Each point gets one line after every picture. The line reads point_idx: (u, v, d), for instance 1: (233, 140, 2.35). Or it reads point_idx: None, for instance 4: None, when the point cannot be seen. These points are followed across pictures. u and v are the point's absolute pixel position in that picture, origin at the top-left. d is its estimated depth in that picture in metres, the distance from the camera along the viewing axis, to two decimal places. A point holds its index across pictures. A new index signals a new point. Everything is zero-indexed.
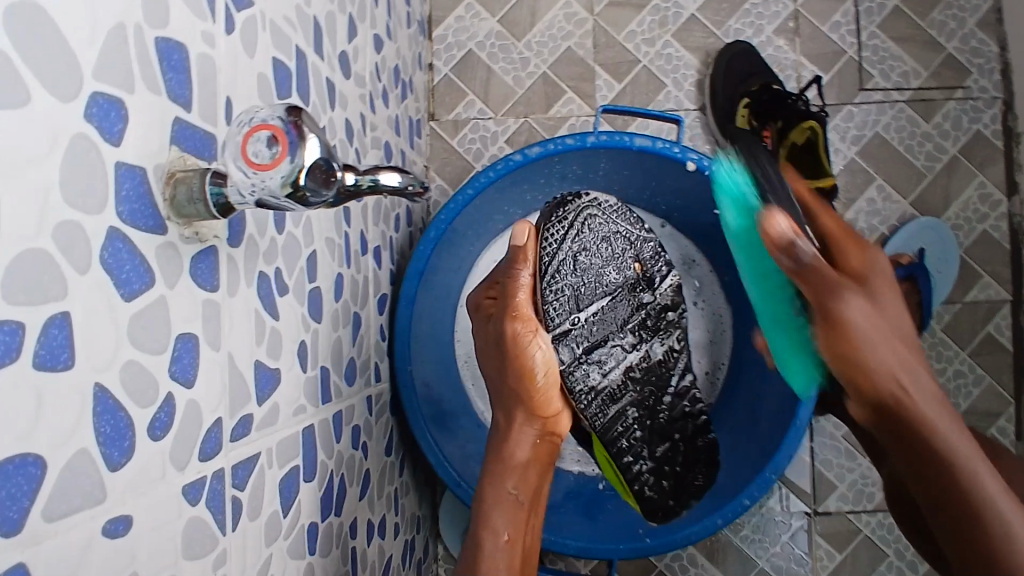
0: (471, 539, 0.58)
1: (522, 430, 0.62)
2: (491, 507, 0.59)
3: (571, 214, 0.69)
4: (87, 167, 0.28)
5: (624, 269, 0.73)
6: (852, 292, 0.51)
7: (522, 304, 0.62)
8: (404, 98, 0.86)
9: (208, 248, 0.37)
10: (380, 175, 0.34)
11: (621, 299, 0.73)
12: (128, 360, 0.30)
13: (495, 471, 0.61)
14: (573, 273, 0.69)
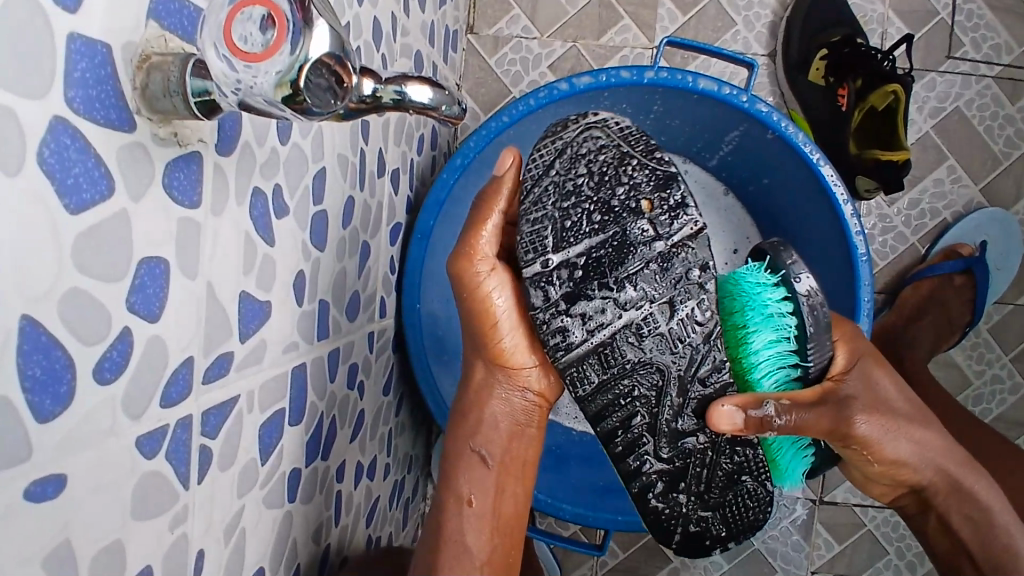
0: (439, 500, 0.57)
1: (486, 386, 0.57)
2: (458, 472, 0.57)
3: (565, 140, 0.47)
4: (29, 36, 0.22)
5: (631, 215, 0.45)
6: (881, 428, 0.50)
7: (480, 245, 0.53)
8: (442, 4, 0.76)
9: (190, 155, 0.30)
10: (408, 86, 0.27)
11: (631, 265, 0.46)
12: (72, 288, 0.24)
13: (466, 429, 0.57)
14: (559, 200, 0.46)
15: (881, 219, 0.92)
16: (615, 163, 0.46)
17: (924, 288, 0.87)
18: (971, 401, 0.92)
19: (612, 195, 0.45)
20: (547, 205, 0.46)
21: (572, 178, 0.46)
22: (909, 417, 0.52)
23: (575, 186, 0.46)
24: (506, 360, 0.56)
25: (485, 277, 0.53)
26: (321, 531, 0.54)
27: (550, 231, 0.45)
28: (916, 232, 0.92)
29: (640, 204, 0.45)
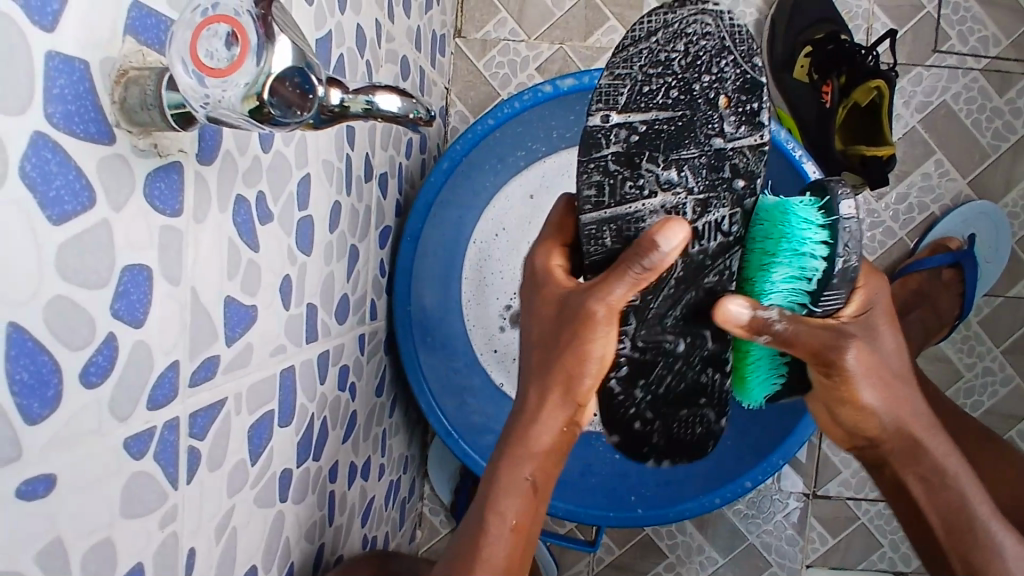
0: (473, 527, 0.49)
1: (553, 413, 0.49)
2: (502, 494, 0.49)
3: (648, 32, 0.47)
4: (7, 55, 0.22)
5: (705, 106, 0.47)
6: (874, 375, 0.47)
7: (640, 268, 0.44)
8: (428, 9, 0.77)
9: (171, 165, 0.31)
10: (378, 96, 0.28)
11: (683, 150, 0.47)
12: (57, 295, 0.25)
13: (510, 449, 0.50)
14: (644, 72, 0.47)
15: (870, 214, 0.93)
16: (713, 54, 0.47)
17: (911, 284, 0.89)
18: (962, 394, 0.93)
19: (693, 82, 0.47)
20: (623, 100, 0.47)
21: (666, 55, 0.47)
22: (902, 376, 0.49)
23: (668, 57, 0.47)
24: (583, 384, 0.48)
25: (603, 304, 0.45)
26: (313, 530, 0.54)
27: (627, 89, 0.47)
28: (904, 226, 0.93)
29: (719, 103, 0.47)
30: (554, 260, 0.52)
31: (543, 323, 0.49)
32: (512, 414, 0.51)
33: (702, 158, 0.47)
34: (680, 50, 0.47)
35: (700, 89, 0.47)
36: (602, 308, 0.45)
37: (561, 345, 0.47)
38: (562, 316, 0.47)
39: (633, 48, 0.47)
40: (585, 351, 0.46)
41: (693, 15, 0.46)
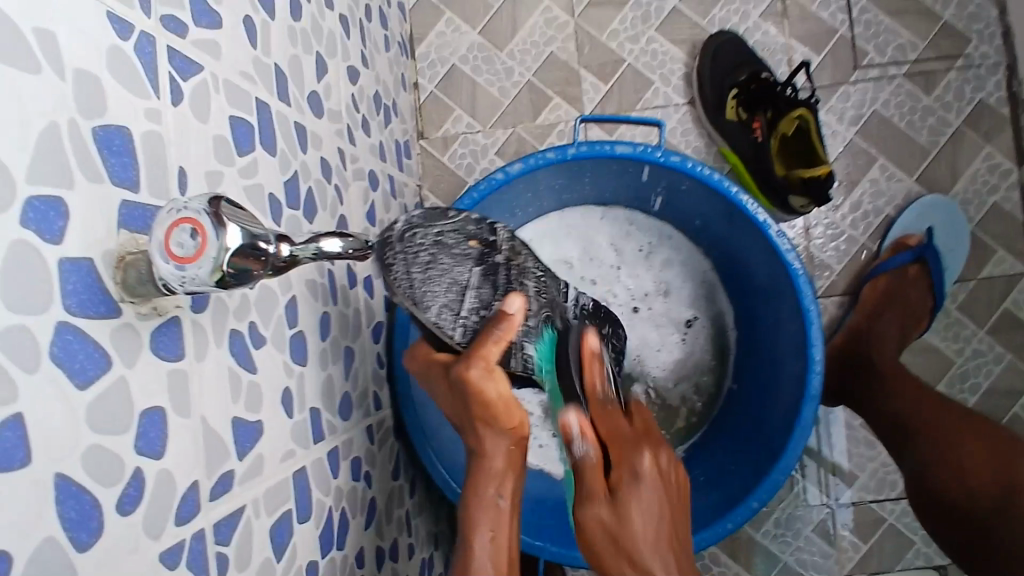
0: (459, 560, 0.56)
1: (494, 445, 0.58)
2: (472, 529, 0.57)
3: (393, 261, 0.52)
4: (31, 269, 0.30)
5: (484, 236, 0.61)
6: (593, 369, 0.61)
7: (490, 347, 0.55)
8: (387, 123, 0.86)
9: (169, 320, 0.38)
10: (322, 243, 0.35)
11: (478, 273, 0.60)
12: (90, 445, 0.32)
13: (468, 499, 0.58)
14: (423, 265, 0.55)
15: (830, 225, 0.98)
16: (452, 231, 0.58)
17: (881, 285, 0.92)
18: (958, 379, 0.95)
19: (450, 236, 0.58)
20: (430, 310, 0.56)
21: (422, 275, 0.55)
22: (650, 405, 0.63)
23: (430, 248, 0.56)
24: (504, 419, 0.57)
25: (483, 374, 0.55)
26: None
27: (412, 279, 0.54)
28: (865, 231, 0.97)
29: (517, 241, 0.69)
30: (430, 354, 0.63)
31: (443, 392, 0.60)
32: (466, 463, 0.60)
33: (497, 257, 0.63)
34: (421, 271, 0.55)
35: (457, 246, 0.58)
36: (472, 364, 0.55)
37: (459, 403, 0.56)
38: (453, 386, 0.57)
39: (404, 273, 0.53)
40: (484, 398, 0.55)
41: (399, 244, 0.52)
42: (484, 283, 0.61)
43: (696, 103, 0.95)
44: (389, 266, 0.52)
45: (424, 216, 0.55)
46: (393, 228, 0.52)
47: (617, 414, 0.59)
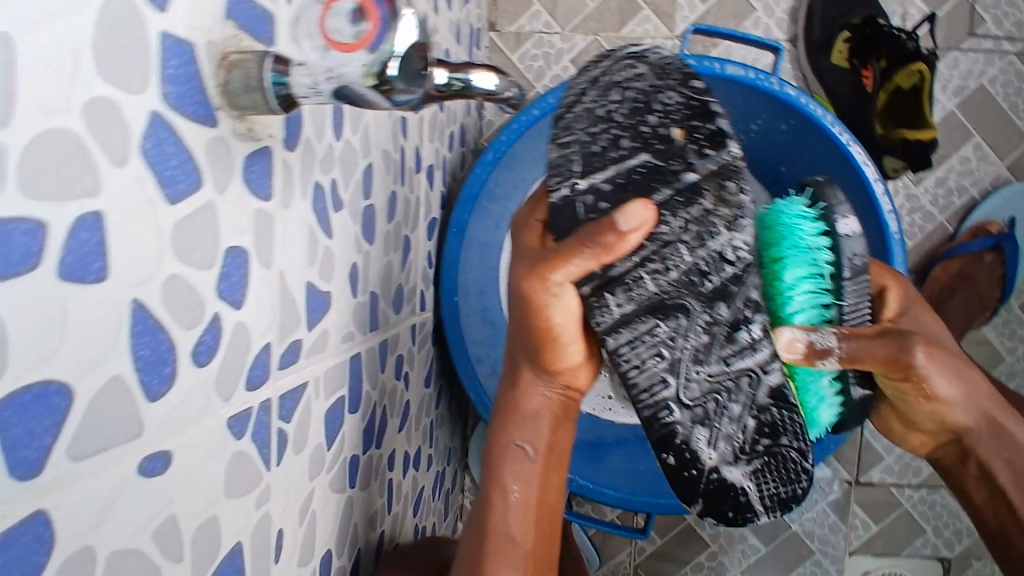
0: (480, 516, 0.51)
1: (533, 381, 0.51)
2: (500, 463, 0.51)
3: (597, 64, 0.46)
4: (128, 34, 0.23)
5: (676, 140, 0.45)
6: (939, 376, 0.51)
7: (580, 245, 0.43)
8: (466, 2, 0.77)
9: (262, 150, 0.32)
10: (473, 74, 0.28)
11: (651, 166, 0.45)
12: (171, 274, 0.26)
13: (503, 426, 0.52)
14: (611, 96, 0.46)
15: (909, 198, 0.92)
16: (654, 89, 0.45)
17: (953, 267, 0.88)
18: (1004, 377, 0.91)
19: (666, 98, 0.45)
20: (576, 130, 0.46)
21: (605, 104, 0.45)
22: (959, 357, 0.52)
23: (621, 93, 0.46)
24: (554, 359, 0.49)
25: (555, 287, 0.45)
26: (374, 519, 0.55)
27: (579, 108, 0.46)
28: (944, 210, 0.92)
29: (673, 131, 0.45)
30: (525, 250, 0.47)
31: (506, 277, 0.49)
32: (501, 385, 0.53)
33: (649, 155, 0.45)
34: (617, 97, 0.46)
35: (646, 101, 0.45)
36: (529, 274, 0.45)
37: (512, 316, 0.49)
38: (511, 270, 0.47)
39: (582, 88, 0.46)
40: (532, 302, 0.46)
41: (616, 63, 0.46)
42: (633, 183, 0.45)
43: (797, 42, 0.87)
44: (585, 71, 0.46)
45: (676, 61, 0.46)
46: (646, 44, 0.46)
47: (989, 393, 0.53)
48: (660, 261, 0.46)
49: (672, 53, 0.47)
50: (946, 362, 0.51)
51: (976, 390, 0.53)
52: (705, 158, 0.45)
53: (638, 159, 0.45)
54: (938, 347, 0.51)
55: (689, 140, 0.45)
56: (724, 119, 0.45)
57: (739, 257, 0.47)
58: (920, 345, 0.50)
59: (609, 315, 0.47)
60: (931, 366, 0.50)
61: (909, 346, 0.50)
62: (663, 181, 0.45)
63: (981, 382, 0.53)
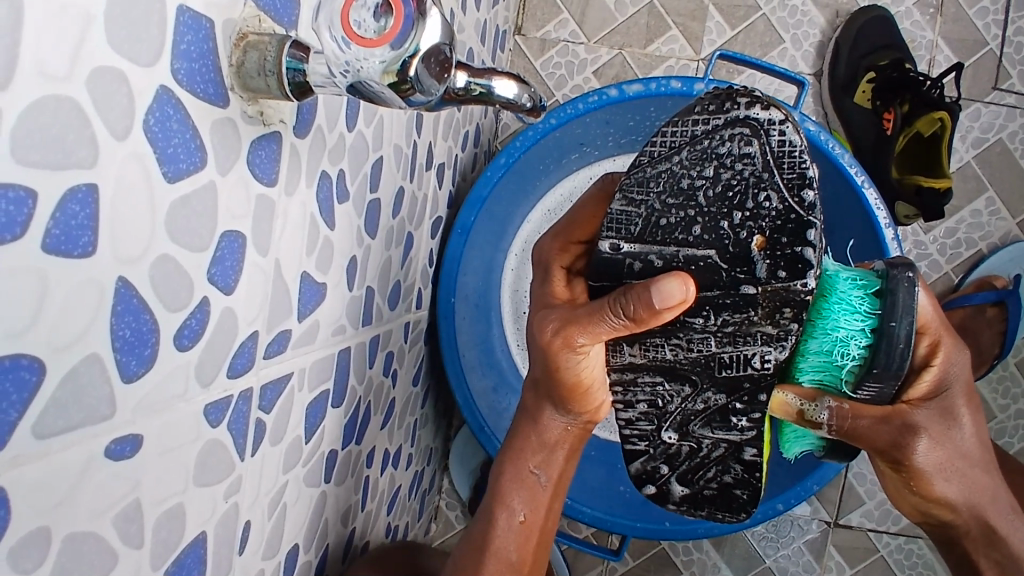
0: (481, 528, 0.54)
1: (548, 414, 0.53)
2: (504, 485, 0.54)
3: (704, 124, 0.42)
4: (144, 4, 0.22)
5: (746, 238, 0.44)
6: (935, 467, 0.49)
7: (611, 315, 0.43)
8: (495, 3, 0.77)
9: (271, 134, 0.31)
10: (496, 81, 0.27)
11: (712, 259, 0.44)
12: (162, 255, 0.25)
13: (512, 451, 0.54)
14: (703, 171, 0.43)
15: (916, 245, 0.91)
16: (754, 180, 0.42)
17: (955, 318, 0.87)
18: (994, 434, 0.90)
19: (760, 194, 0.43)
20: (651, 190, 0.44)
21: (693, 177, 0.43)
22: (970, 460, 0.49)
23: (716, 172, 0.43)
24: (578, 404, 0.51)
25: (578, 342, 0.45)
26: (347, 515, 0.54)
27: (665, 167, 0.43)
28: (950, 260, 0.91)
29: (752, 236, 0.43)
30: (552, 294, 0.50)
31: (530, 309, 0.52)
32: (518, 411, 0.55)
33: (714, 246, 0.44)
34: (709, 173, 0.43)
35: (738, 190, 0.43)
36: (555, 333, 0.46)
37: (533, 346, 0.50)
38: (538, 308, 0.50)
39: (673, 146, 0.43)
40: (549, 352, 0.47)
41: (724, 130, 0.42)
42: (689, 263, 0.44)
43: (822, 77, 0.87)
44: (687, 127, 0.43)
45: (795, 156, 0.41)
46: (773, 116, 0.41)
47: (994, 491, 0.51)
48: (684, 339, 0.47)
49: (803, 142, 0.41)
50: (948, 458, 0.49)
51: (982, 493, 0.50)
52: (774, 278, 0.44)
53: (701, 248, 0.44)
54: (944, 449, 0.48)
55: (764, 245, 0.43)
56: (812, 250, 0.43)
57: (765, 366, 0.47)
58: (922, 436, 0.48)
59: (620, 360, 0.49)
60: (927, 456, 0.48)
61: (906, 443, 0.48)
62: (719, 283, 0.45)
63: (990, 485, 0.50)
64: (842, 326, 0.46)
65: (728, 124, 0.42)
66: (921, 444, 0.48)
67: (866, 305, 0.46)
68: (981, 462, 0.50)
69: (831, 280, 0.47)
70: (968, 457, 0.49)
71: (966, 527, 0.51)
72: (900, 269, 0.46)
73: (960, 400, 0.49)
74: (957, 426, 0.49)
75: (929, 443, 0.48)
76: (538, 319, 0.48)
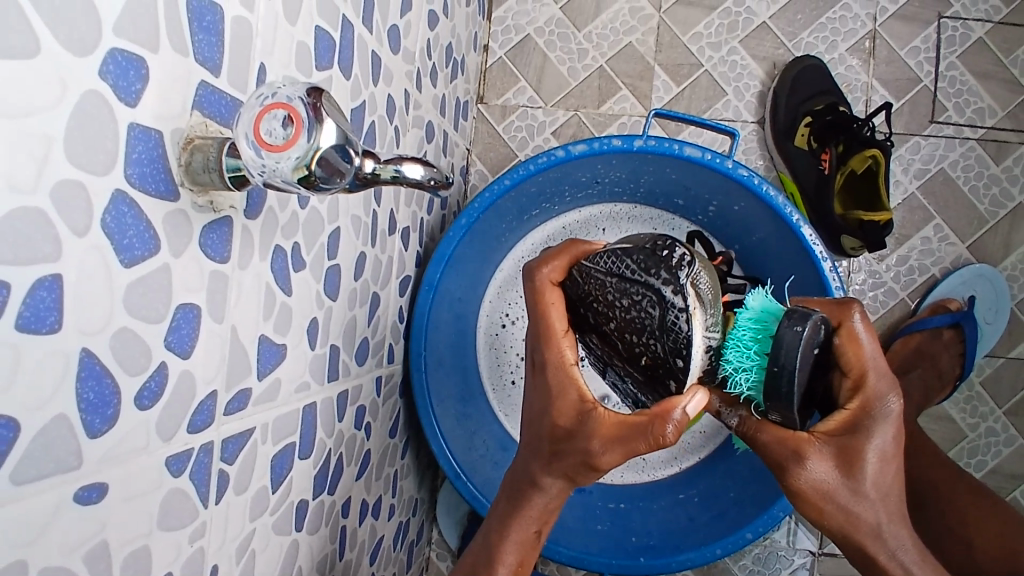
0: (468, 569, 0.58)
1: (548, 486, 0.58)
2: (503, 543, 0.57)
3: (639, 269, 0.51)
4: (99, 126, 0.27)
5: (637, 356, 0.53)
6: (815, 489, 0.51)
7: (646, 432, 0.50)
8: (454, 78, 0.84)
9: (222, 219, 0.36)
10: (403, 166, 0.33)
11: (618, 349, 0.56)
12: (121, 327, 0.30)
13: (514, 515, 0.58)
14: (625, 301, 0.52)
15: (872, 275, 0.95)
16: (649, 327, 0.50)
17: (912, 343, 0.90)
18: (966, 453, 0.92)
19: (650, 341, 0.51)
20: (594, 286, 0.55)
21: (619, 299, 0.53)
22: (859, 491, 0.50)
23: (631, 304, 0.52)
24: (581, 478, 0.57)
25: (609, 457, 0.53)
26: (324, 563, 0.57)
27: (610, 282, 0.54)
28: (906, 287, 0.95)
29: (643, 359, 0.53)
30: (568, 391, 0.55)
31: (541, 398, 0.57)
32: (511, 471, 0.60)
33: (621, 345, 0.55)
34: (628, 305, 0.52)
35: (640, 329, 0.51)
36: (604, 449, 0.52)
37: (551, 420, 0.55)
38: (553, 399, 0.55)
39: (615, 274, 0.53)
40: (590, 457, 0.53)
41: (644, 281, 0.50)
42: (610, 345, 0.57)
43: (764, 123, 0.93)
44: (631, 265, 0.52)
45: (675, 336, 0.49)
46: (687, 300, 0.48)
47: (882, 522, 0.52)
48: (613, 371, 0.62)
49: (688, 328, 0.48)
50: (833, 484, 0.50)
51: (869, 523, 0.52)
52: (647, 381, 0.54)
53: (613, 339, 0.56)
54: (830, 475, 0.50)
55: (645, 365, 0.53)
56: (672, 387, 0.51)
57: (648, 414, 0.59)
58: (808, 461, 0.50)
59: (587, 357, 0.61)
60: (806, 478, 0.50)
61: (790, 467, 0.50)
62: (627, 365, 0.56)
63: (879, 516, 0.51)
64: (730, 360, 0.49)
65: (644, 279, 0.50)
66: (804, 468, 0.50)
67: (755, 341, 0.48)
68: (876, 505, 0.51)
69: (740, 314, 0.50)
70: (858, 488, 0.50)
71: (851, 551, 0.54)
72: (788, 323, 0.45)
73: (868, 446, 0.49)
74: (854, 467, 0.50)
75: (811, 469, 0.50)
76: (568, 424, 0.54)
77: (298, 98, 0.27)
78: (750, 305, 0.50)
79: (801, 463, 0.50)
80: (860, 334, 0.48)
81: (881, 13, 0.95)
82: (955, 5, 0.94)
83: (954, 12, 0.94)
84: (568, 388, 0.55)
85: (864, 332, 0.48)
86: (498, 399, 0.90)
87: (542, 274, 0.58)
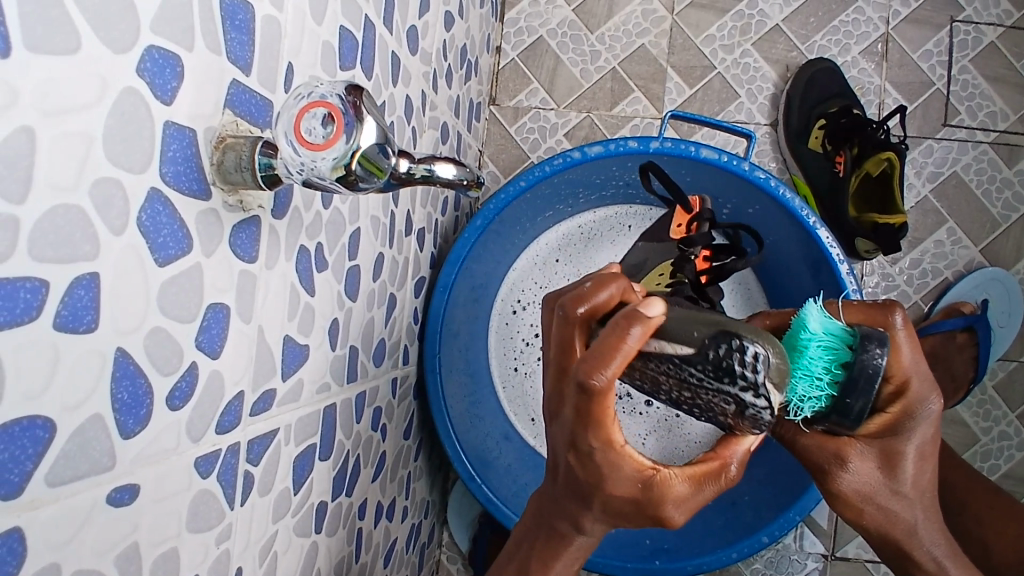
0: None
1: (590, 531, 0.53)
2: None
3: (700, 368, 0.39)
4: (136, 124, 0.27)
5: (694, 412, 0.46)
6: (856, 489, 0.50)
7: (716, 479, 0.46)
8: (467, 79, 0.84)
9: (251, 219, 0.36)
10: (436, 166, 0.32)
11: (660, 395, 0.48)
12: (155, 326, 0.30)
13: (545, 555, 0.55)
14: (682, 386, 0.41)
15: (885, 278, 0.95)
16: (717, 410, 0.42)
17: (926, 345, 0.90)
18: (979, 457, 0.92)
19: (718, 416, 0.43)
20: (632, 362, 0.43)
21: (669, 379, 0.42)
22: (896, 492, 0.50)
23: (692, 389, 0.41)
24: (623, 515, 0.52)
25: (679, 515, 0.47)
26: (341, 565, 0.57)
27: (657, 366, 0.42)
28: (919, 290, 0.95)
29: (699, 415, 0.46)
30: (621, 467, 0.44)
31: (582, 470, 0.46)
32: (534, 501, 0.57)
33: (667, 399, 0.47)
34: (684, 389, 0.42)
35: (701, 405, 0.43)
36: (677, 511, 0.46)
37: (604, 491, 0.46)
38: (600, 473, 0.45)
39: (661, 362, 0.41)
40: (657, 519, 0.47)
41: (710, 383, 0.39)
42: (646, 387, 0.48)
43: (778, 126, 0.93)
44: (687, 356, 0.39)
45: (755, 422, 0.41)
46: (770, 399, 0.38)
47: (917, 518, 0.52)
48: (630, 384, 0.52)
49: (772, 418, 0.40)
50: (873, 486, 0.50)
51: (903, 518, 0.52)
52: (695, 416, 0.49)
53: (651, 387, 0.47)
54: (870, 478, 0.50)
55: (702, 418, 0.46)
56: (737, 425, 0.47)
57: None
58: (851, 464, 0.49)
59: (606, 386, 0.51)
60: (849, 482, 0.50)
61: (832, 470, 0.50)
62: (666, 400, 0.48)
63: (913, 513, 0.52)
64: (802, 392, 0.43)
65: (710, 380, 0.39)
66: (846, 471, 0.49)
67: (829, 372, 0.43)
68: (913, 503, 0.51)
69: (803, 340, 0.44)
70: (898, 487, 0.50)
71: (883, 545, 0.55)
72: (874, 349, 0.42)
73: (910, 449, 0.49)
74: (897, 471, 0.49)
75: (854, 472, 0.49)
76: (625, 493, 0.46)
77: (336, 95, 0.27)
78: (816, 328, 0.44)
79: (844, 466, 0.49)
80: (902, 340, 0.47)
81: (893, 17, 0.95)
82: (967, 9, 0.94)
83: (966, 16, 0.94)
84: (622, 462, 0.44)
85: (901, 338, 0.47)
86: (507, 392, 0.90)
87: (597, 380, 0.40)
